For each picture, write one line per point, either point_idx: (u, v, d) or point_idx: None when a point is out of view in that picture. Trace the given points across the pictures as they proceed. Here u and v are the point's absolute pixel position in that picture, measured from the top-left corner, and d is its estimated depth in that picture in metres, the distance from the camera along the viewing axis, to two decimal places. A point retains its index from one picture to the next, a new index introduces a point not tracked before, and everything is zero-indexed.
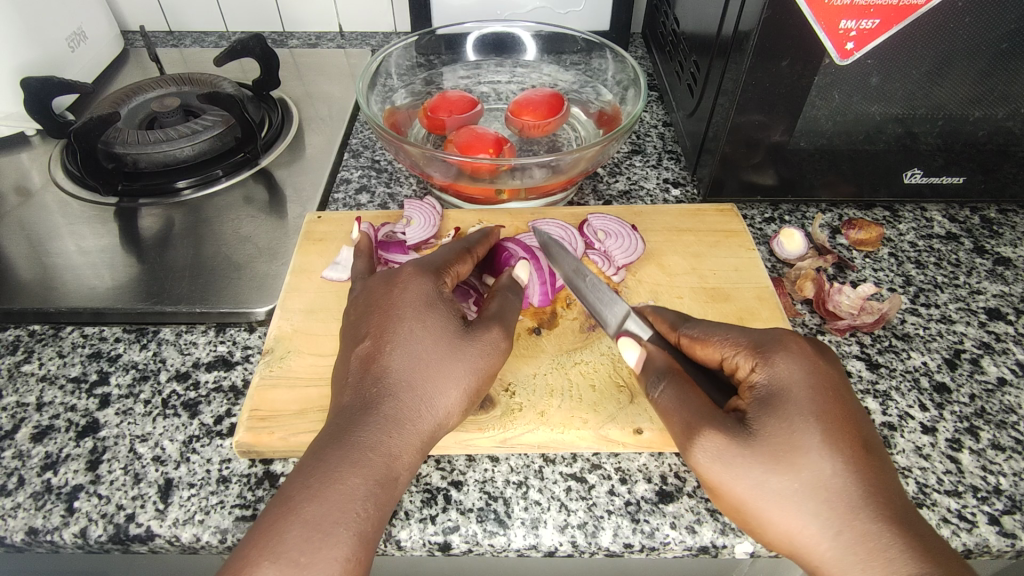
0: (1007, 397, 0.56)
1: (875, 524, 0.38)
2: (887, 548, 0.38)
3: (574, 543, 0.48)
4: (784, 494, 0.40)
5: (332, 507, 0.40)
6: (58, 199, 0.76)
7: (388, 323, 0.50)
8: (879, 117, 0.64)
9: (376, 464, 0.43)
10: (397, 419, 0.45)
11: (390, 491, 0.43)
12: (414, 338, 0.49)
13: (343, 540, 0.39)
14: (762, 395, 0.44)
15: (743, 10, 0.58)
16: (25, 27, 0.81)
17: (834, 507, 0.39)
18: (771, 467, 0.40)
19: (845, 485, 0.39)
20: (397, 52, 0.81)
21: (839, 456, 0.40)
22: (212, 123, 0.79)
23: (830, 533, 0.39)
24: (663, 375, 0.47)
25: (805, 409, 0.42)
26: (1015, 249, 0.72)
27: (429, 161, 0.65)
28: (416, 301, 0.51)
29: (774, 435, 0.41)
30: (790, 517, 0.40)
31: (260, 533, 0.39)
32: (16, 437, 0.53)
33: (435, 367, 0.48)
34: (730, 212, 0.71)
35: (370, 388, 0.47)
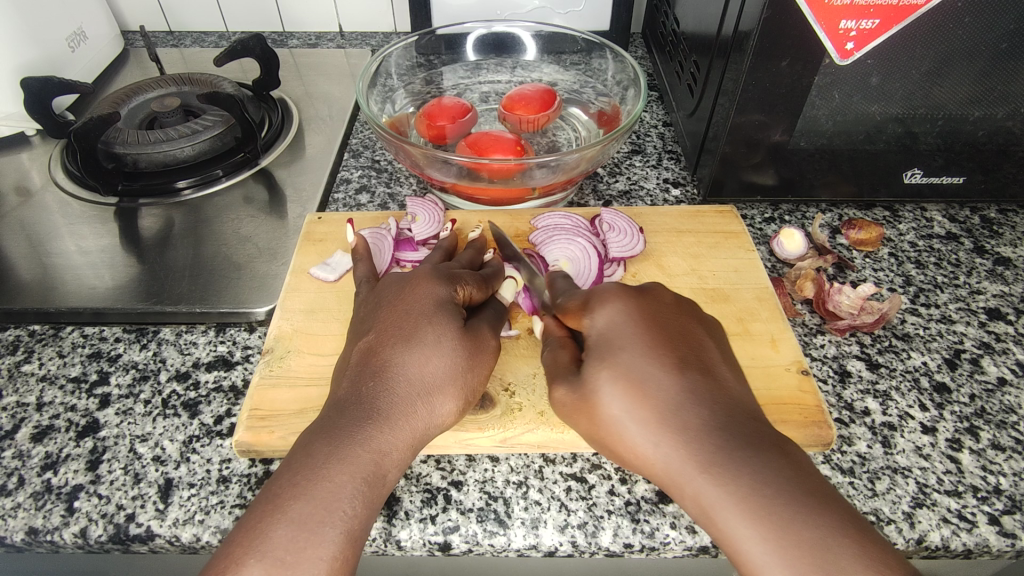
0: (1007, 397, 0.56)
1: (706, 433, 0.39)
2: (711, 453, 0.38)
3: (574, 543, 0.48)
4: (621, 419, 0.42)
5: (314, 507, 0.39)
6: (58, 199, 0.76)
7: (393, 320, 0.50)
8: (880, 117, 0.64)
9: (366, 461, 0.42)
10: (390, 415, 0.45)
11: (379, 488, 0.42)
12: (414, 335, 0.49)
13: (330, 539, 0.38)
14: (593, 336, 0.47)
15: (744, 10, 0.58)
16: (25, 26, 0.81)
17: (660, 423, 0.41)
18: (611, 394, 0.43)
19: (671, 399, 0.41)
20: (397, 51, 0.81)
21: (665, 374, 0.42)
22: (212, 123, 0.79)
23: (659, 450, 0.40)
24: (551, 343, 0.52)
25: (626, 338, 0.45)
26: (1015, 248, 0.72)
27: (429, 161, 0.65)
28: (430, 303, 0.51)
29: (604, 363, 0.44)
30: (632, 442, 0.41)
31: (246, 531, 0.38)
32: (16, 437, 0.53)
33: (435, 363, 0.48)
34: (730, 213, 0.71)
35: (367, 383, 0.47)
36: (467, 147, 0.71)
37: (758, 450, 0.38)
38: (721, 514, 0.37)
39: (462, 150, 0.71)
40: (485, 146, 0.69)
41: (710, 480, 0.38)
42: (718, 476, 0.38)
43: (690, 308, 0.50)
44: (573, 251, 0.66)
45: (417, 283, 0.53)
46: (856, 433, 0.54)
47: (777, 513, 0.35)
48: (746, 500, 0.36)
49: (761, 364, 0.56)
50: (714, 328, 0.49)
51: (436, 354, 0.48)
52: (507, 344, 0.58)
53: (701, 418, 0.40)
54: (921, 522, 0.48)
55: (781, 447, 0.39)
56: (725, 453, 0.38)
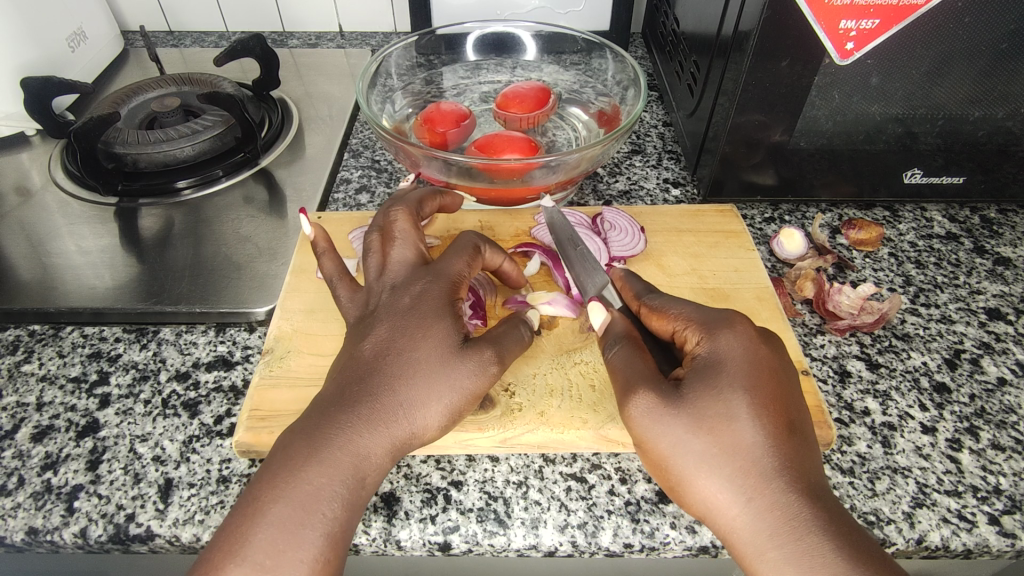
0: (1007, 396, 0.56)
1: (797, 502, 0.39)
2: (806, 527, 0.38)
3: (575, 543, 0.48)
4: (705, 459, 0.41)
5: (296, 509, 0.40)
6: (58, 199, 0.76)
7: (386, 325, 0.49)
8: (879, 117, 0.64)
9: (344, 464, 0.43)
10: (374, 418, 0.45)
11: (359, 492, 0.43)
12: (405, 343, 0.48)
13: (311, 541, 0.39)
14: (700, 364, 0.44)
15: (744, 10, 0.58)
16: (25, 26, 0.81)
17: (753, 481, 0.40)
18: (704, 439, 0.41)
19: (767, 460, 0.40)
20: (397, 52, 0.81)
21: (767, 431, 0.41)
22: (213, 123, 0.79)
23: (747, 508, 0.39)
24: (620, 340, 0.49)
25: (739, 381, 0.43)
26: (1015, 248, 0.72)
27: (429, 162, 0.65)
28: (419, 310, 0.50)
29: (706, 401, 0.42)
30: (710, 486, 0.41)
31: (237, 523, 0.39)
32: (16, 437, 0.53)
33: (416, 369, 0.47)
34: (730, 213, 0.71)
35: (353, 384, 0.46)
36: (473, 150, 0.71)
37: (850, 531, 0.38)
38: None
39: (468, 152, 0.71)
40: (494, 147, 0.69)
41: (794, 553, 0.38)
42: (804, 547, 0.38)
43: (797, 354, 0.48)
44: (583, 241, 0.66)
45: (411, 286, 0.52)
46: (856, 433, 0.54)
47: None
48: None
49: None
50: None
51: (423, 361, 0.47)
52: None
53: (791, 486, 0.39)
54: (921, 522, 0.48)
55: (868, 537, 0.38)
56: (814, 526, 0.38)
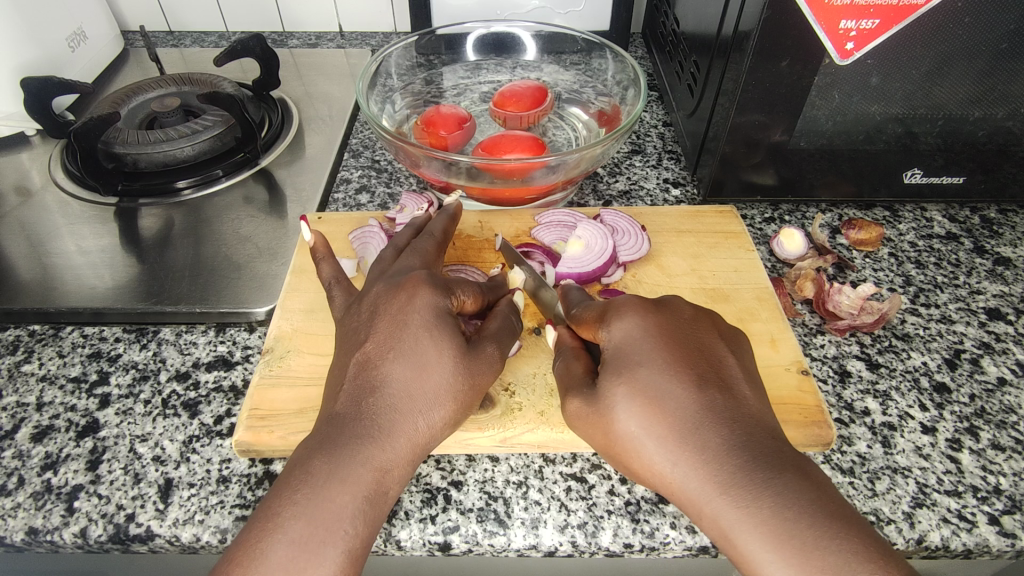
0: (1007, 397, 0.56)
1: (722, 451, 0.39)
2: (732, 473, 0.38)
3: (574, 543, 0.48)
4: (637, 435, 0.42)
5: (313, 524, 0.39)
6: (58, 199, 0.76)
7: (389, 331, 0.48)
8: (880, 117, 0.64)
9: (368, 480, 0.42)
10: (391, 432, 0.44)
11: (381, 506, 0.42)
12: (416, 350, 0.47)
13: (330, 559, 0.39)
14: (610, 351, 0.46)
15: (744, 10, 0.58)
16: (25, 26, 0.81)
17: (678, 441, 0.40)
18: (630, 414, 0.42)
19: (688, 418, 0.41)
20: (397, 52, 0.81)
21: (681, 391, 0.42)
22: (213, 123, 0.79)
23: (679, 468, 0.40)
24: (564, 353, 0.51)
25: (645, 354, 0.44)
26: (1015, 248, 0.72)
27: (429, 162, 0.66)
28: (428, 313, 0.49)
29: (624, 375, 0.44)
30: (645, 459, 0.41)
31: (247, 547, 0.38)
32: (16, 437, 0.53)
33: (435, 380, 0.47)
34: (730, 213, 0.71)
35: (367, 398, 0.45)
36: (479, 151, 0.71)
37: (783, 473, 0.38)
38: (740, 535, 0.37)
39: (474, 154, 0.71)
40: (500, 148, 0.69)
41: (730, 503, 0.38)
42: (736, 497, 0.38)
43: (709, 317, 0.49)
44: (587, 240, 0.65)
45: (414, 288, 0.51)
46: (856, 433, 0.54)
47: (798, 536, 0.35)
48: (768, 525, 0.36)
49: (762, 364, 0.56)
50: (733, 339, 0.49)
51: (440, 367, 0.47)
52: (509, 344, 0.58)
53: (718, 439, 0.40)
54: (921, 522, 0.48)
55: (808, 474, 0.38)
56: (741, 473, 0.38)
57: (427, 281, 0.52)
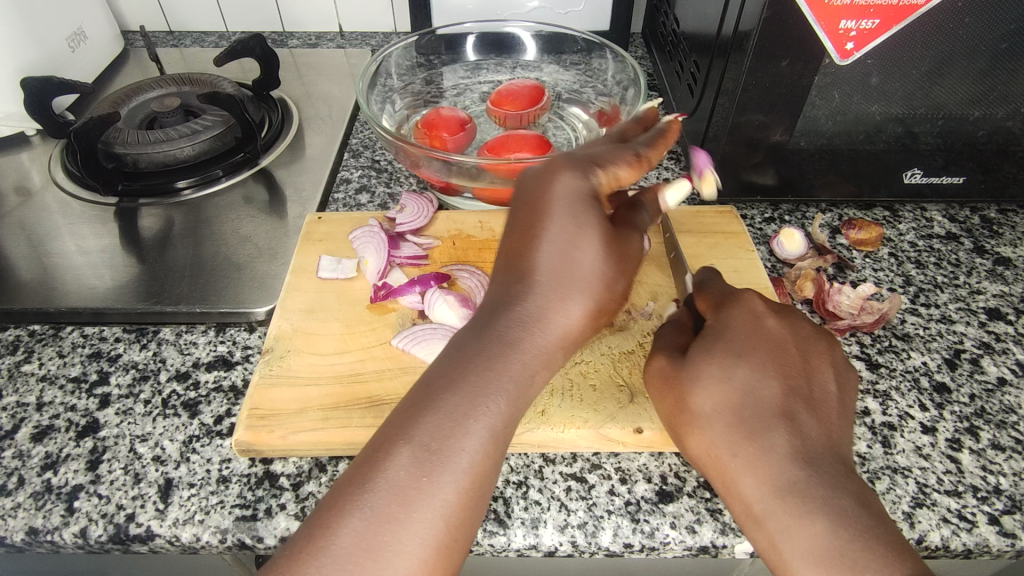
0: (1007, 397, 0.56)
1: (841, 524, 0.38)
2: (848, 546, 0.38)
3: (574, 542, 0.48)
4: (760, 480, 0.41)
5: (421, 473, 0.38)
6: (58, 199, 0.76)
7: (533, 225, 0.44)
8: (880, 117, 0.64)
9: (498, 388, 0.41)
10: (515, 345, 0.43)
11: (507, 440, 0.41)
12: (565, 237, 0.44)
13: (432, 516, 0.37)
14: (758, 390, 0.45)
15: (744, 10, 0.58)
16: (25, 26, 0.81)
17: (797, 500, 0.40)
18: (758, 457, 0.42)
19: (815, 487, 0.40)
20: (397, 52, 0.81)
21: (815, 463, 0.41)
22: (213, 123, 0.79)
23: (791, 524, 0.40)
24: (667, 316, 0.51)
25: (793, 415, 0.43)
26: (1015, 248, 0.72)
27: (429, 162, 0.66)
28: (569, 199, 0.44)
29: (724, 374, 0.46)
30: (761, 502, 0.41)
31: (342, 494, 0.38)
32: (16, 437, 0.53)
33: (573, 281, 0.44)
34: (730, 213, 0.71)
35: (500, 316, 0.44)
36: (484, 151, 0.70)
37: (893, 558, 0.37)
38: None
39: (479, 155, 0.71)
40: (506, 148, 0.69)
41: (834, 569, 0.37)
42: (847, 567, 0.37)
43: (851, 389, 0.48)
44: None
45: (551, 173, 0.45)
46: (856, 433, 0.54)
47: None
48: None
49: None
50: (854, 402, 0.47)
51: (579, 255, 0.44)
52: None
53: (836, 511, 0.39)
54: (921, 523, 0.48)
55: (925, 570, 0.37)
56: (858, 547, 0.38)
57: (564, 163, 0.46)
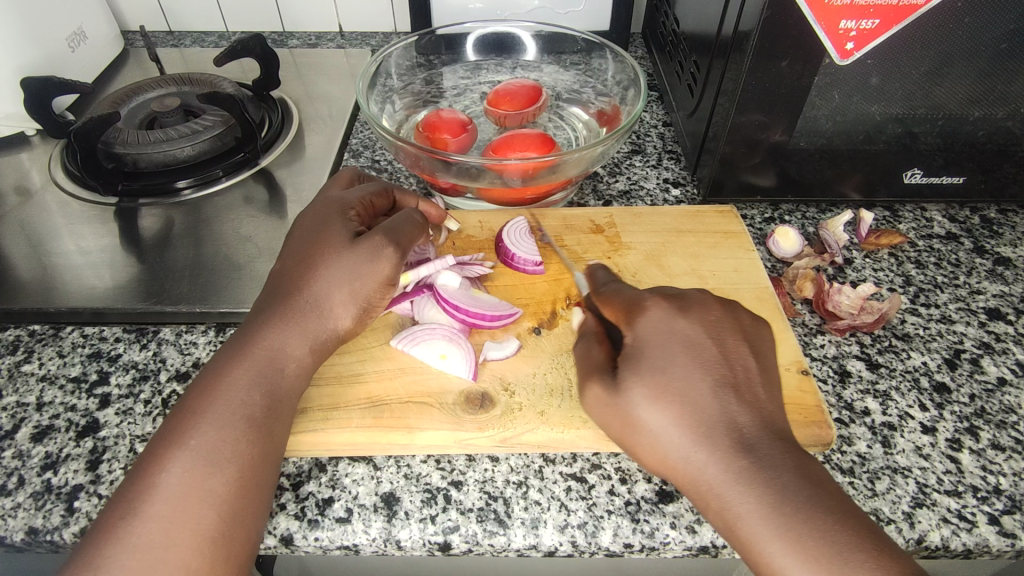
0: (1007, 397, 0.56)
1: (801, 506, 0.39)
2: (806, 528, 0.39)
3: (574, 543, 0.48)
4: (721, 475, 0.41)
5: (204, 460, 0.44)
6: (58, 199, 0.76)
7: (303, 247, 0.56)
8: (879, 117, 0.64)
9: (260, 358, 0.50)
10: (296, 324, 0.52)
11: (272, 428, 0.48)
12: (305, 249, 0.56)
13: (218, 482, 0.44)
14: (686, 378, 0.44)
15: (743, 10, 0.58)
16: (26, 26, 0.81)
17: (760, 492, 0.40)
18: (712, 453, 0.42)
19: (766, 473, 0.41)
20: (397, 52, 0.81)
21: (760, 444, 0.42)
22: (213, 122, 0.79)
23: (761, 516, 0.40)
24: (586, 336, 0.51)
25: (725, 402, 0.44)
26: (1015, 249, 0.72)
27: (429, 163, 0.66)
28: (308, 225, 0.58)
29: (652, 374, 0.44)
30: (726, 501, 0.41)
31: (149, 457, 0.45)
32: (16, 437, 0.53)
33: (332, 277, 0.54)
34: (730, 213, 0.71)
35: (272, 305, 0.53)
36: (489, 152, 0.71)
37: (848, 531, 0.39)
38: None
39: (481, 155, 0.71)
40: (510, 148, 0.69)
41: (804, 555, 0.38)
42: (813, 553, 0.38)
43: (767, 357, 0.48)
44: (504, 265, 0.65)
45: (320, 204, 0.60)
46: (856, 433, 0.54)
47: None
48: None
49: None
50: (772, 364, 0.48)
51: (331, 261, 0.54)
52: (509, 344, 0.58)
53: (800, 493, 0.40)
54: (921, 522, 0.48)
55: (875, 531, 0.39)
56: (824, 529, 0.39)
57: (330, 206, 0.59)
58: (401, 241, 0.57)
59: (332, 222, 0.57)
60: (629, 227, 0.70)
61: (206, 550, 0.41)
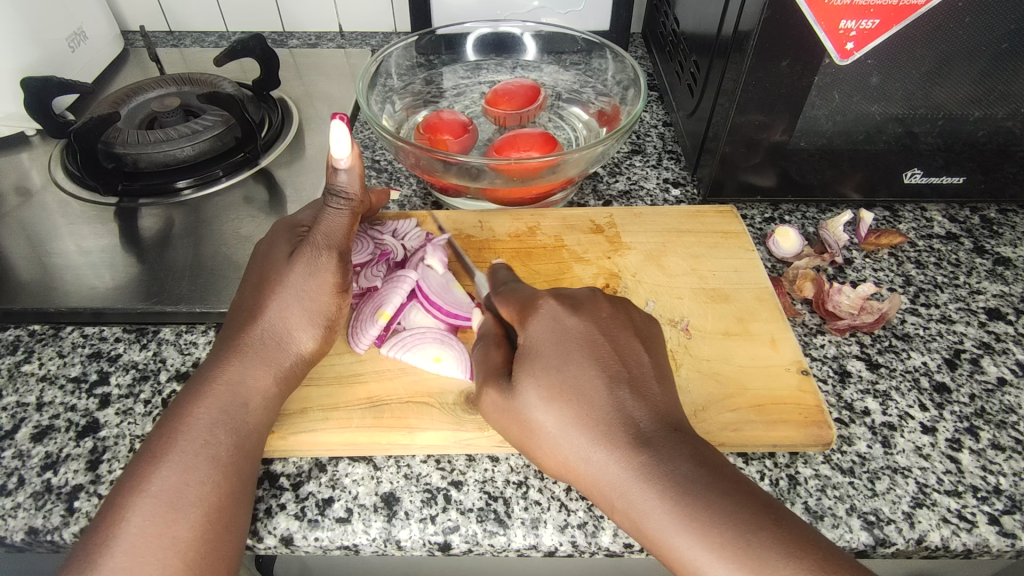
0: (1007, 396, 0.56)
1: (695, 496, 0.39)
2: (709, 520, 0.38)
3: (575, 542, 0.48)
4: (621, 475, 0.41)
5: (171, 495, 0.42)
6: (58, 199, 0.76)
7: (256, 275, 0.54)
8: (880, 117, 0.64)
9: (221, 394, 0.48)
10: (256, 353, 0.50)
11: (241, 458, 0.46)
12: (258, 275, 0.54)
13: (187, 518, 0.42)
14: (576, 379, 0.45)
15: (744, 10, 0.58)
16: (26, 26, 0.81)
17: (659, 487, 0.40)
18: (610, 454, 0.42)
19: (662, 468, 0.40)
20: (397, 52, 0.81)
21: (654, 439, 0.42)
22: (212, 123, 0.79)
23: (660, 511, 0.40)
24: (484, 338, 0.52)
25: (615, 399, 0.44)
26: (1015, 249, 0.72)
27: (429, 163, 0.66)
28: (260, 253, 0.56)
29: (545, 376, 0.45)
30: (631, 502, 0.41)
31: (113, 501, 0.42)
32: (16, 437, 0.53)
33: (288, 302, 0.51)
34: (730, 213, 0.71)
35: (229, 337, 0.51)
36: (491, 152, 0.71)
37: (751, 517, 0.38)
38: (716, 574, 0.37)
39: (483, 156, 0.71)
40: (511, 148, 0.69)
41: (710, 547, 0.38)
42: (718, 542, 0.37)
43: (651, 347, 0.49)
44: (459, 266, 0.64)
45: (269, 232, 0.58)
46: (856, 433, 0.54)
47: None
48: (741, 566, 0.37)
49: (762, 365, 0.56)
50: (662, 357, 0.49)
51: (284, 284, 0.52)
52: None
53: (693, 483, 0.40)
54: (921, 523, 0.48)
55: (782, 517, 0.39)
56: (724, 516, 0.38)
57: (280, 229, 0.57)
58: (339, 247, 0.53)
59: (280, 242, 0.55)
60: (628, 227, 0.70)
61: None
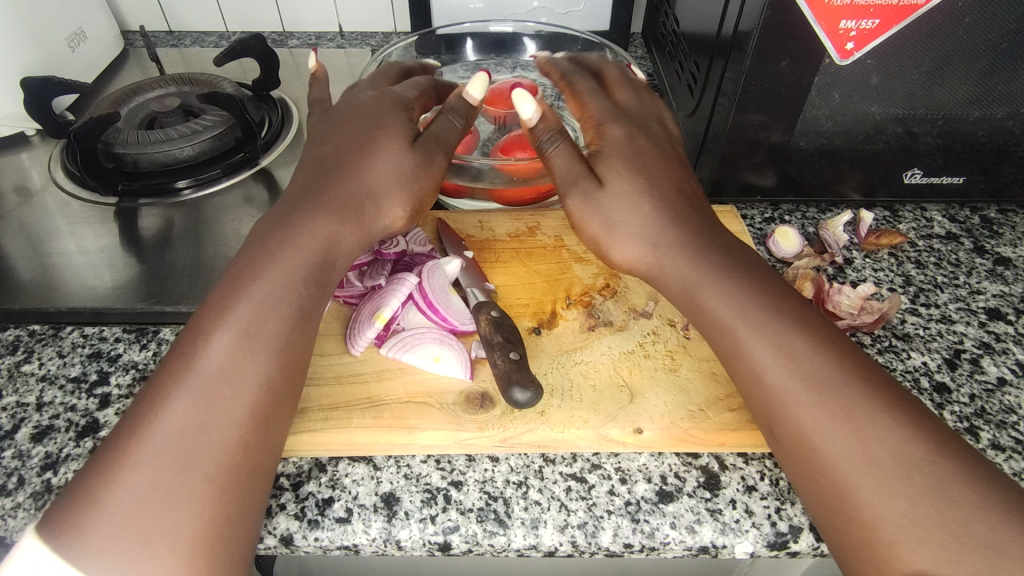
0: (1007, 396, 0.56)
1: (878, 427, 0.42)
2: (885, 450, 0.41)
3: (574, 543, 0.48)
4: (805, 393, 0.44)
5: (217, 400, 0.43)
6: (58, 199, 0.76)
7: (355, 138, 0.55)
8: (879, 117, 0.64)
9: (283, 281, 0.49)
10: (340, 223, 0.52)
11: (289, 371, 0.47)
12: (360, 140, 0.54)
13: (229, 430, 0.43)
14: (743, 305, 0.49)
15: (743, 10, 0.58)
16: (26, 27, 0.81)
17: (844, 415, 0.43)
18: (792, 375, 0.45)
19: (841, 397, 0.43)
20: (397, 51, 0.82)
21: (833, 370, 0.45)
22: (213, 122, 0.79)
23: (835, 432, 0.42)
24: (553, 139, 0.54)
25: (788, 334, 0.47)
26: (1015, 248, 0.72)
27: None
28: (365, 109, 0.56)
29: (696, 288, 0.51)
30: (809, 424, 0.43)
31: (153, 394, 0.43)
32: (16, 437, 0.53)
33: (381, 180, 0.54)
34: (729, 212, 0.71)
35: (304, 206, 0.52)
36: (495, 152, 0.71)
37: (927, 455, 0.40)
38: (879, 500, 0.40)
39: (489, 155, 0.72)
40: (515, 148, 0.69)
41: (886, 476, 0.40)
42: (890, 470, 0.40)
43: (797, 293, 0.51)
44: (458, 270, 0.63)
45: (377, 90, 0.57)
46: None
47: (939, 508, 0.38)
48: (910, 494, 0.39)
49: None
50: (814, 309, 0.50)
51: (386, 158, 0.54)
52: None
53: (875, 415, 0.42)
54: None
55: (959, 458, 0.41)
56: (902, 451, 0.41)
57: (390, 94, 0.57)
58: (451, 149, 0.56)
59: (389, 121, 0.55)
60: None
61: (217, 494, 0.41)
